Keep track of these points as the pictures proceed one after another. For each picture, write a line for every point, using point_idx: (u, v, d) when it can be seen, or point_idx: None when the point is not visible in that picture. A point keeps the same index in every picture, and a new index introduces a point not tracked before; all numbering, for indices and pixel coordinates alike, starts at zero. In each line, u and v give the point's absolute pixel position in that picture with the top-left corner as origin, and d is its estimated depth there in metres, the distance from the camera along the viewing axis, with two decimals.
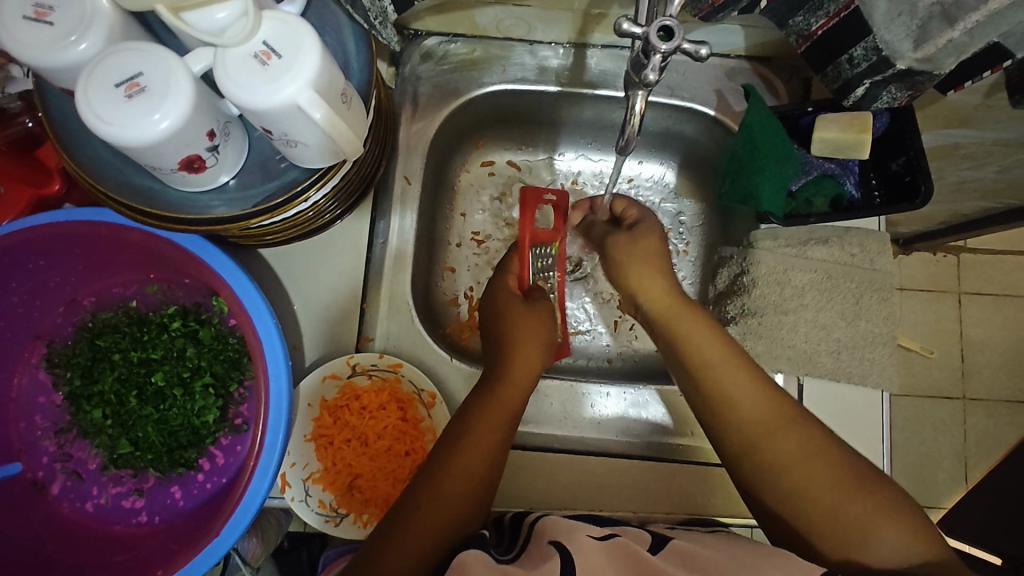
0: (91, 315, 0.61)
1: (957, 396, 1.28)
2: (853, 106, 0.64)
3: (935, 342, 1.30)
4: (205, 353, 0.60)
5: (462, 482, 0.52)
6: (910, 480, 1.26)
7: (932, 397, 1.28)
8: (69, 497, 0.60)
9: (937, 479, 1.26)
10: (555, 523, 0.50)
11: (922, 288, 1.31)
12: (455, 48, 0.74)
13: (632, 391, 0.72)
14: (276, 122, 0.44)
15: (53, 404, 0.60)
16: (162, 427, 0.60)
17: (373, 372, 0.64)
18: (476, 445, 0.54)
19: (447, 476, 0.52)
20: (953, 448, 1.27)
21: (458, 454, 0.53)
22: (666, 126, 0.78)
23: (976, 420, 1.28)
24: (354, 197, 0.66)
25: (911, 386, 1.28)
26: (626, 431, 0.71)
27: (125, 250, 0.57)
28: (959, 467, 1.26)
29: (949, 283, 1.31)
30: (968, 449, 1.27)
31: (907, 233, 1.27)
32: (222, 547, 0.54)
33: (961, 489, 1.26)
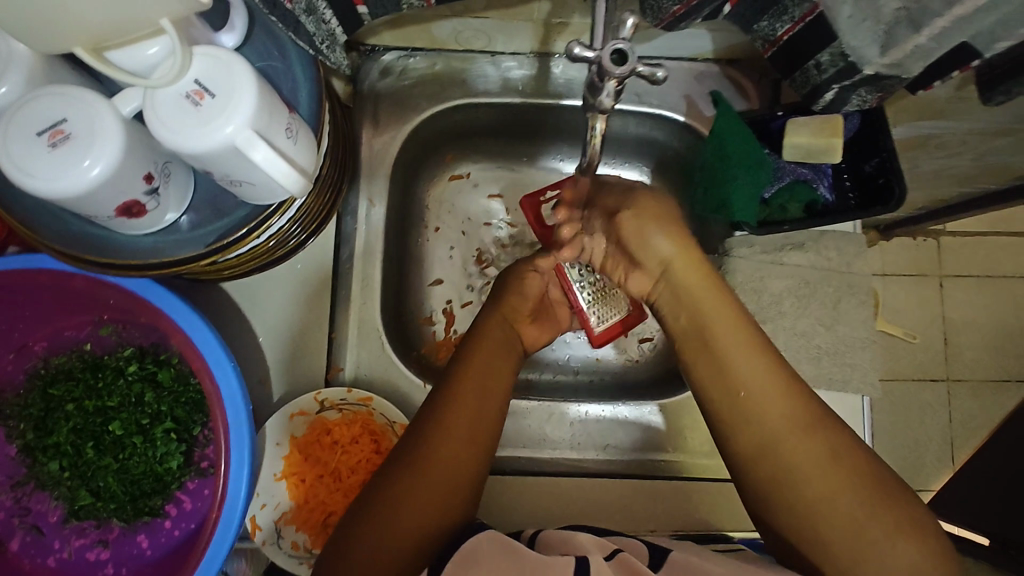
0: (43, 361, 0.58)
1: (943, 381, 1.28)
2: (823, 109, 0.62)
3: (919, 328, 1.30)
4: (165, 397, 0.58)
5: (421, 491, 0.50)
6: (897, 465, 1.27)
7: (917, 381, 1.28)
8: (31, 553, 0.57)
9: (925, 462, 1.27)
10: (562, 538, 0.48)
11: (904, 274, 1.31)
12: (415, 63, 0.71)
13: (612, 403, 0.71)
14: (214, 164, 0.41)
15: (8, 456, 0.58)
16: (124, 477, 0.57)
17: (343, 406, 0.61)
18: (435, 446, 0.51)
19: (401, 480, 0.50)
20: (940, 431, 1.28)
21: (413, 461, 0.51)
22: (637, 133, 0.76)
23: (962, 405, 1.28)
24: (317, 223, 0.63)
25: (896, 372, 1.28)
26: (605, 447, 0.70)
27: (73, 294, 0.55)
28: (946, 450, 1.27)
29: (930, 268, 1.31)
30: (955, 434, 1.28)
31: (888, 220, 1.26)
32: None
33: (949, 470, 1.27)
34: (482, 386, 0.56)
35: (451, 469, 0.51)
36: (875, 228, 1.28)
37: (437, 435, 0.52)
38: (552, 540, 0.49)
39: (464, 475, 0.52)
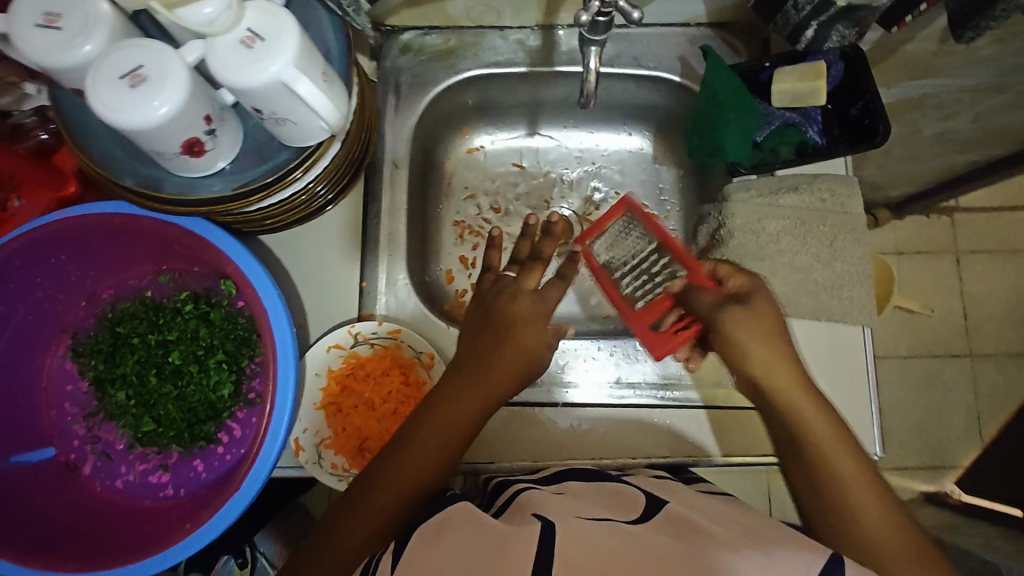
0: (110, 306, 0.66)
1: (960, 354, 1.30)
2: (807, 49, 0.70)
3: (935, 302, 1.32)
4: (217, 332, 0.64)
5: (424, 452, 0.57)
6: (925, 443, 1.27)
7: (937, 355, 1.30)
8: (101, 476, 0.64)
9: (952, 439, 1.27)
10: (540, 499, 0.52)
11: (918, 251, 1.34)
12: (431, 40, 0.79)
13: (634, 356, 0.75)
14: (265, 99, 0.49)
15: (81, 390, 0.65)
16: (182, 404, 0.64)
17: (374, 341, 0.67)
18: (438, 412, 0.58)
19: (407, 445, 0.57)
20: (965, 406, 1.28)
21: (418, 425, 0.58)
22: (633, 95, 0.83)
23: (981, 376, 1.29)
24: (342, 183, 0.70)
25: (916, 346, 1.30)
26: (621, 394, 0.72)
27: (135, 240, 0.62)
28: (973, 425, 1.28)
29: (944, 244, 1.34)
30: (978, 408, 1.28)
31: (899, 197, 1.28)
32: (235, 510, 0.57)
33: (978, 445, 1.27)
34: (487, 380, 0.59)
35: (446, 436, 0.57)
36: (884, 207, 1.30)
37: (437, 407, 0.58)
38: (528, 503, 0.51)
39: (457, 439, 0.58)
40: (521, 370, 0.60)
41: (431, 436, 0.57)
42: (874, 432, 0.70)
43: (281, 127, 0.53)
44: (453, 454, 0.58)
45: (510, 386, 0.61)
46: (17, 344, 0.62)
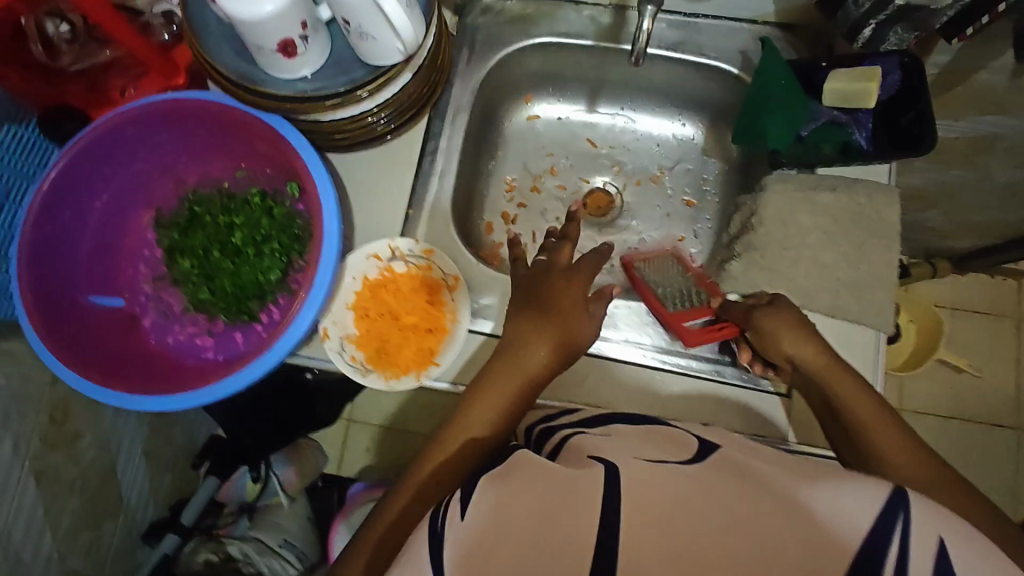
0: (192, 190, 0.75)
1: (987, 421, 1.30)
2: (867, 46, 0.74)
3: (985, 363, 1.32)
4: (275, 225, 0.72)
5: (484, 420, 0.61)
6: None
7: (982, 425, 1.30)
8: (156, 331, 0.73)
9: None
10: (592, 444, 0.53)
11: (976, 312, 1.35)
12: (510, 4, 0.85)
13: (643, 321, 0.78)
14: (355, 12, 0.57)
15: (154, 256, 0.74)
16: (235, 282, 0.72)
17: (409, 259, 0.74)
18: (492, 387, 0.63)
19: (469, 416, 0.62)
20: (1003, 482, 1.27)
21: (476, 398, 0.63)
22: (691, 82, 0.87)
23: (1009, 448, 1.28)
24: (408, 115, 0.77)
25: (959, 410, 1.31)
26: (628, 351, 0.76)
27: (222, 131, 0.70)
28: (1008, 503, 1.26)
29: (1008, 309, 1.34)
30: (1002, 478, 1.27)
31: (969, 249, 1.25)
32: (259, 370, 0.64)
33: None
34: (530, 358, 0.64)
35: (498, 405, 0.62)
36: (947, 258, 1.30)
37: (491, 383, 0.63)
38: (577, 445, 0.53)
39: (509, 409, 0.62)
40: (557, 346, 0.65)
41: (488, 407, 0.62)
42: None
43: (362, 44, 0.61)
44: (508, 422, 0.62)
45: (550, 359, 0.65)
46: (111, 205, 0.72)
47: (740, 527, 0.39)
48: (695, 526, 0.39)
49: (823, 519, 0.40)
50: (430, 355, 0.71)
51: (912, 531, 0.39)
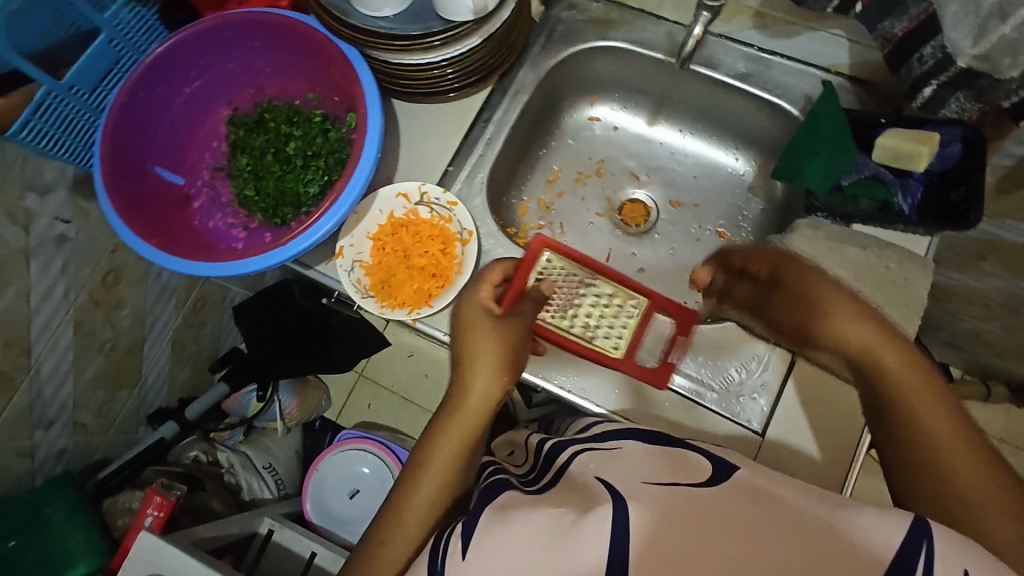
0: (268, 101, 0.84)
1: None
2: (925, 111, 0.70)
3: None
4: (327, 146, 0.79)
5: (443, 462, 0.61)
6: None
7: None
8: (201, 214, 0.81)
9: None
10: (595, 471, 0.54)
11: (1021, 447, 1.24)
12: (596, 7, 0.89)
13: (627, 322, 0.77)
14: None
15: (221, 149, 0.83)
16: (279, 187, 0.79)
17: (434, 207, 0.78)
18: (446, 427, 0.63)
19: (426, 458, 0.62)
20: None
21: (431, 438, 0.63)
22: (751, 117, 0.88)
23: None
24: (470, 79, 0.81)
25: None
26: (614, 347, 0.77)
27: (305, 53, 0.78)
28: None
29: None
30: None
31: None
32: (267, 263, 0.70)
33: None
34: (477, 390, 0.64)
35: (456, 446, 0.62)
36: (1003, 381, 1.20)
37: (445, 419, 0.63)
38: (578, 480, 0.54)
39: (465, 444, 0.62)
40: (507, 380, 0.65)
41: (445, 447, 0.62)
42: (846, 479, 0.70)
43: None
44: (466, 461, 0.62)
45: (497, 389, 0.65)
46: (197, 96, 0.81)
47: (737, 559, 0.41)
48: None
49: (854, 539, 0.42)
50: (427, 298, 0.75)
51: (933, 558, 0.41)
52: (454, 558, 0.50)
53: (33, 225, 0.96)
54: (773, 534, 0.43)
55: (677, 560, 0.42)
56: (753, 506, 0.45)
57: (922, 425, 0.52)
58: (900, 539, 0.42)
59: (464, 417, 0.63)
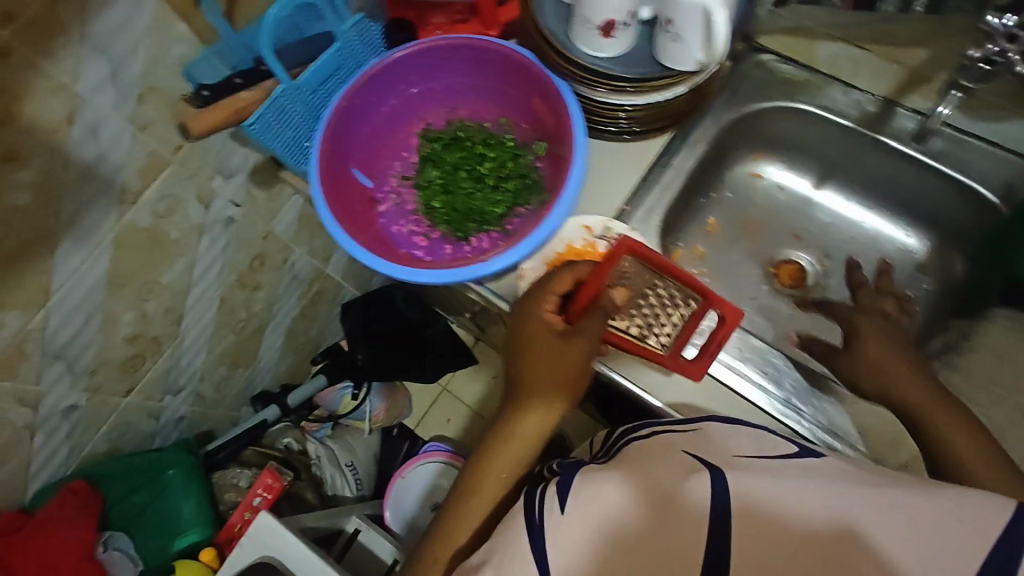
0: (460, 120, 0.88)
1: None
2: None
3: None
4: (517, 171, 0.82)
5: (503, 464, 0.67)
6: None
7: None
8: (385, 217, 0.85)
9: None
10: (683, 445, 0.60)
11: None
12: (785, 68, 0.89)
13: (743, 358, 0.76)
14: (681, 15, 0.64)
15: (409, 160, 0.87)
16: (466, 204, 0.82)
17: (615, 242, 0.79)
18: (510, 433, 0.68)
19: (486, 462, 0.68)
20: None
21: (494, 441, 0.69)
22: (936, 195, 0.86)
23: None
24: (652, 124, 0.84)
25: None
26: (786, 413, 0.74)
27: (511, 81, 0.81)
28: None
29: None
30: None
31: None
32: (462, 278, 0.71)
33: None
34: (540, 394, 0.69)
35: (516, 449, 0.68)
36: None
37: (503, 424, 0.69)
38: (657, 447, 0.61)
39: (525, 449, 0.68)
40: (567, 381, 0.69)
41: (505, 453, 0.67)
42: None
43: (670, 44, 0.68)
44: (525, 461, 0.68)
45: (536, 379, 0.69)
46: (398, 108, 0.85)
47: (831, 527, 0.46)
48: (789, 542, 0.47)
49: (948, 518, 0.44)
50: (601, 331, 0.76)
51: None
52: (552, 512, 0.55)
53: (212, 205, 1.02)
54: (864, 506, 0.46)
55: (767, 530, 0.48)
56: (842, 493, 0.48)
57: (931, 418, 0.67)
58: (1006, 519, 0.42)
59: (529, 425, 0.68)
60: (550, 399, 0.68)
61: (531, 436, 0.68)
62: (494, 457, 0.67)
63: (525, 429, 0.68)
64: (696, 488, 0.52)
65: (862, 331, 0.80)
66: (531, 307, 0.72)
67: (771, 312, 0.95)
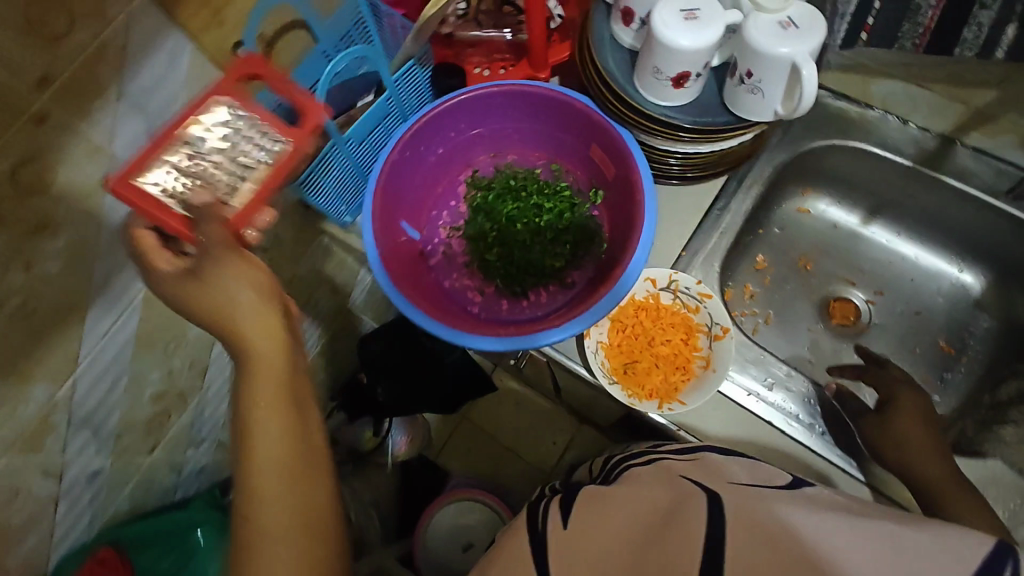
0: (509, 165, 0.84)
1: None
2: None
3: None
4: (574, 221, 0.79)
5: (277, 524, 0.50)
6: None
7: None
8: (437, 272, 0.81)
9: None
10: (682, 466, 0.57)
11: None
12: (838, 104, 0.87)
13: (750, 376, 0.78)
14: (764, 68, 0.61)
15: (458, 209, 0.84)
16: (522, 256, 0.79)
17: (680, 294, 0.76)
18: (257, 462, 0.50)
19: (253, 529, 0.50)
20: None
21: (249, 486, 0.50)
22: (998, 236, 0.85)
23: None
24: (714, 168, 0.79)
25: None
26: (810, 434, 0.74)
27: (569, 128, 0.77)
28: None
29: None
30: None
31: None
32: (530, 344, 0.67)
33: None
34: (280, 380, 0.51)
35: (286, 491, 0.51)
36: None
37: (248, 453, 0.51)
38: (656, 471, 0.58)
39: (305, 490, 0.52)
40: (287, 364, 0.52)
41: (274, 492, 0.50)
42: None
43: (747, 94, 0.65)
44: (319, 528, 0.52)
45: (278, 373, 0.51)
46: (446, 155, 0.81)
47: (805, 551, 0.41)
48: (759, 562, 0.42)
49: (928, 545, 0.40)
50: (676, 391, 0.72)
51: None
52: (555, 527, 0.53)
53: None
54: (837, 527, 0.43)
55: (745, 550, 0.43)
56: (820, 520, 0.43)
57: (918, 463, 0.67)
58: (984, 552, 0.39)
59: (266, 434, 0.50)
60: (280, 391, 0.51)
61: (293, 463, 0.51)
62: (262, 516, 0.50)
63: (320, 503, 0.53)
64: (694, 506, 0.49)
65: (902, 400, 0.75)
66: (229, 279, 0.50)
67: (825, 350, 0.93)
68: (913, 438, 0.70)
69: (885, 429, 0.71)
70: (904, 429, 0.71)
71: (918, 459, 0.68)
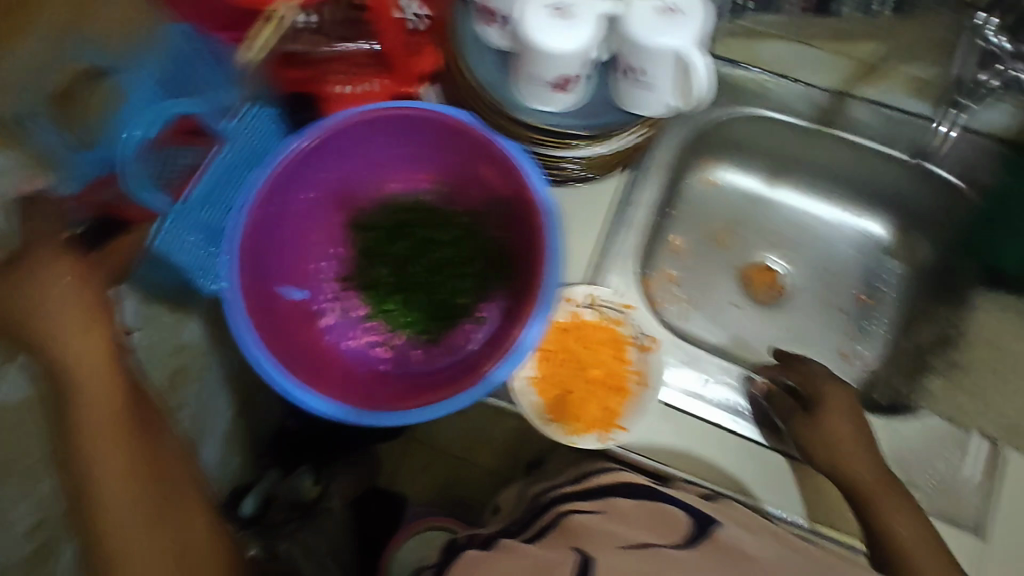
0: (391, 194, 0.73)
1: None
2: None
3: None
4: (476, 249, 0.71)
5: None
6: None
7: None
8: (334, 333, 0.71)
9: None
10: (580, 520, 0.55)
11: None
12: (731, 70, 0.83)
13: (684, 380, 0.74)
14: (651, 63, 0.55)
15: (344, 255, 0.73)
16: (427, 299, 0.71)
17: (602, 309, 0.71)
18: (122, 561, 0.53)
19: None
20: None
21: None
22: (900, 186, 0.85)
23: None
24: (612, 167, 0.74)
25: None
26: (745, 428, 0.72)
27: (451, 145, 0.68)
28: None
29: None
30: None
31: None
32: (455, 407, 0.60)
33: None
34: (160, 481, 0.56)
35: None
36: None
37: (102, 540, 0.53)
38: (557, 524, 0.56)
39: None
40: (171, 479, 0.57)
41: None
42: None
43: (634, 91, 0.59)
44: None
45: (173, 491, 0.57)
46: (318, 198, 0.70)
47: None
48: None
49: None
50: (614, 416, 0.67)
51: None
52: None
53: None
54: None
55: None
56: None
57: (853, 470, 0.64)
58: None
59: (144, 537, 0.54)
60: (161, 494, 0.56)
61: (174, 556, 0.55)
62: None
63: (192, 537, 0.57)
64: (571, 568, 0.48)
65: (828, 397, 0.70)
66: (77, 351, 0.53)
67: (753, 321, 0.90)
68: (847, 442, 0.66)
69: (816, 430, 0.68)
70: (838, 431, 0.67)
71: (853, 466, 0.65)
